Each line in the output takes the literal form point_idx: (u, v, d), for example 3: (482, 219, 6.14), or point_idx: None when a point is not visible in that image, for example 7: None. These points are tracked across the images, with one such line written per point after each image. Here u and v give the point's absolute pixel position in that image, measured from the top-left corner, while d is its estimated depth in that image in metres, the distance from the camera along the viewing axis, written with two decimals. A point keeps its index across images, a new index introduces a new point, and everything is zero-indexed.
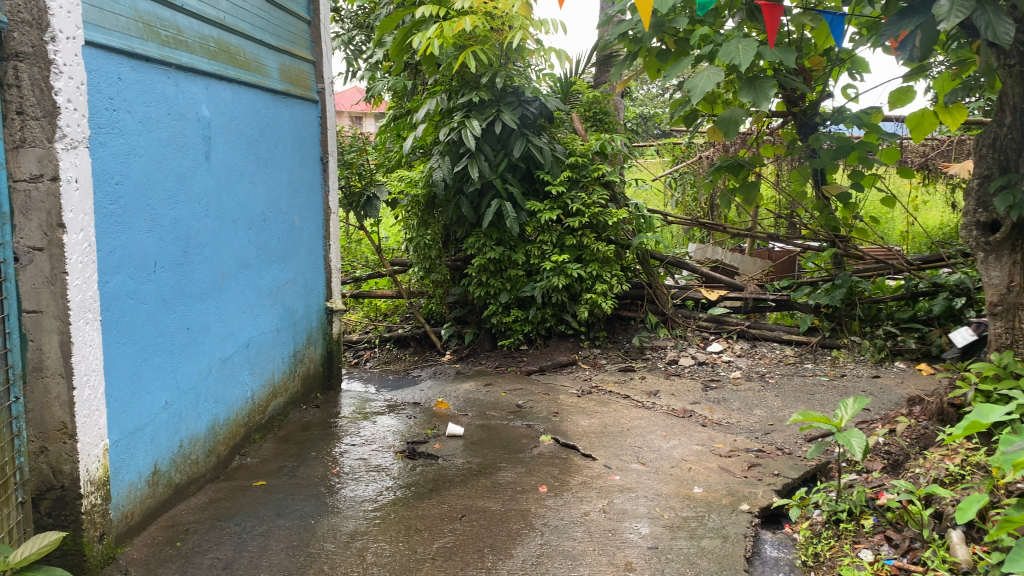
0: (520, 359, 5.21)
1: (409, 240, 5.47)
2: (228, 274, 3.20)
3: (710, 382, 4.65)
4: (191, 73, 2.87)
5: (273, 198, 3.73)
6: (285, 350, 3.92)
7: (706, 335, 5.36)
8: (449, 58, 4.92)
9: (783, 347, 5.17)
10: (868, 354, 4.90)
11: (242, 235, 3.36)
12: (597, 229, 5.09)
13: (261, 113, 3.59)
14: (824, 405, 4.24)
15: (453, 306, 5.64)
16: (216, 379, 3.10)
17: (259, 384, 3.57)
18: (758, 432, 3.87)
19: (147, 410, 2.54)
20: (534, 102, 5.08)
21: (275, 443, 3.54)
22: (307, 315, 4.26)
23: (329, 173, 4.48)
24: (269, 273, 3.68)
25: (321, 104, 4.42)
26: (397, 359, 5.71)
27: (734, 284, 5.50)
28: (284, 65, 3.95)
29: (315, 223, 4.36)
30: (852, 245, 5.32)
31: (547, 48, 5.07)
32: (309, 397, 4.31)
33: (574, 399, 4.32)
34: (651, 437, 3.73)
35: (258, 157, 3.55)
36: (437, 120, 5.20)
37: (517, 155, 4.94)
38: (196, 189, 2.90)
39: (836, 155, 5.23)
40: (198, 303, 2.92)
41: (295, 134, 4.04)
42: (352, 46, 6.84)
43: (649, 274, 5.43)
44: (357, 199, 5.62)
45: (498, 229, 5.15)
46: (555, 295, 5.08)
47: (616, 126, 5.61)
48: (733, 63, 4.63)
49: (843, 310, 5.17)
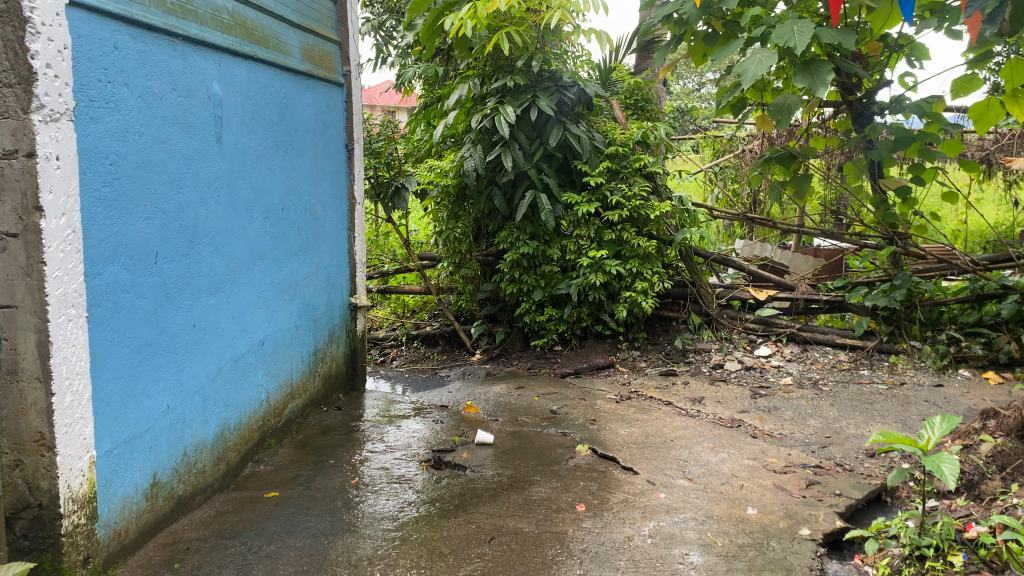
0: (554, 360, 4.93)
1: (439, 233, 5.23)
2: (241, 266, 2.96)
3: (759, 389, 4.33)
4: (201, 46, 2.63)
5: (293, 186, 3.49)
6: (304, 348, 3.68)
7: (753, 338, 5.04)
8: (482, 40, 4.63)
9: (837, 352, 4.84)
10: (930, 361, 4.54)
11: (257, 224, 3.11)
12: (637, 223, 4.79)
13: (280, 94, 3.34)
14: (885, 417, 3.90)
15: (483, 304, 5.38)
16: (227, 380, 2.86)
17: (275, 386, 3.32)
18: (814, 445, 3.55)
19: (146, 415, 2.30)
20: (572, 87, 4.78)
21: (291, 448, 3.30)
22: (329, 311, 4.02)
23: (354, 161, 4.23)
24: (288, 266, 3.44)
25: (346, 87, 4.17)
26: (425, 358, 5.46)
27: (784, 283, 5.15)
28: (307, 44, 3.70)
29: (338, 215, 4.11)
30: (912, 242, 4.93)
31: (587, 30, 4.78)
32: (330, 398, 4.07)
33: (613, 406, 4.03)
34: (698, 449, 3.43)
35: (276, 141, 3.30)
36: (470, 107, 4.95)
37: (554, 143, 4.66)
38: (204, 173, 2.65)
39: (895, 146, 4.87)
40: (207, 298, 2.68)
41: (317, 118, 3.80)
42: (382, 32, 6.61)
43: (692, 272, 5.11)
44: (385, 190, 5.39)
45: (532, 222, 4.87)
46: (592, 293, 4.78)
47: (659, 114, 5.30)
48: (787, 45, 4.30)
49: (902, 312, 4.80)
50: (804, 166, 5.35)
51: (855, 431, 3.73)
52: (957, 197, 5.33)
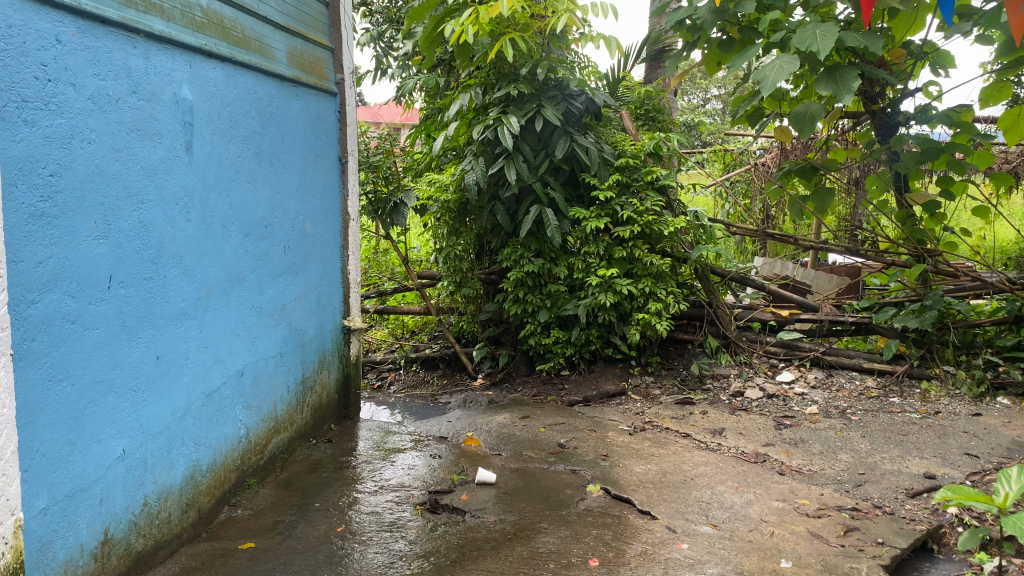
0: (561, 386, 4.62)
1: (439, 251, 4.96)
2: (215, 290, 2.67)
3: (783, 419, 4.01)
4: (168, 46, 2.36)
5: (278, 201, 3.21)
6: (291, 378, 3.38)
7: (774, 362, 4.72)
8: (484, 47, 4.36)
9: (864, 378, 4.51)
10: (965, 388, 4.22)
11: (236, 243, 2.83)
12: (650, 240, 4.50)
13: (263, 102, 3.06)
14: (922, 450, 3.59)
15: (486, 325, 5.07)
16: (199, 418, 2.57)
17: (256, 420, 3.02)
18: (848, 484, 3.24)
19: (96, 462, 2.01)
20: (580, 96, 4.51)
21: (274, 489, 3.00)
22: (320, 335, 3.73)
23: (348, 174, 3.95)
24: (272, 288, 3.15)
25: (340, 95, 3.89)
26: (424, 383, 5.16)
27: (807, 303, 4.84)
28: (295, 48, 3.43)
29: (330, 231, 3.82)
30: (943, 259, 4.60)
31: (595, 35, 4.50)
32: (321, 429, 3.76)
33: (627, 439, 3.72)
34: (720, 489, 3.11)
35: (258, 152, 3.02)
36: (471, 118, 4.66)
37: (560, 155, 4.38)
38: (171, 186, 2.37)
39: (921, 158, 4.57)
40: (173, 325, 2.39)
41: (307, 128, 3.52)
42: (382, 42, 6.35)
43: (708, 291, 4.79)
44: (382, 206, 5.10)
45: (538, 238, 4.59)
46: (602, 314, 4.48)
47: (672, 125, 5.08)
48: (810, 50, 4.02)
49: (934, 335, 4.47)
50: (824, 179, 5.06)
51: (891, 466, 3.42)
52: (988, 212, 5.02)
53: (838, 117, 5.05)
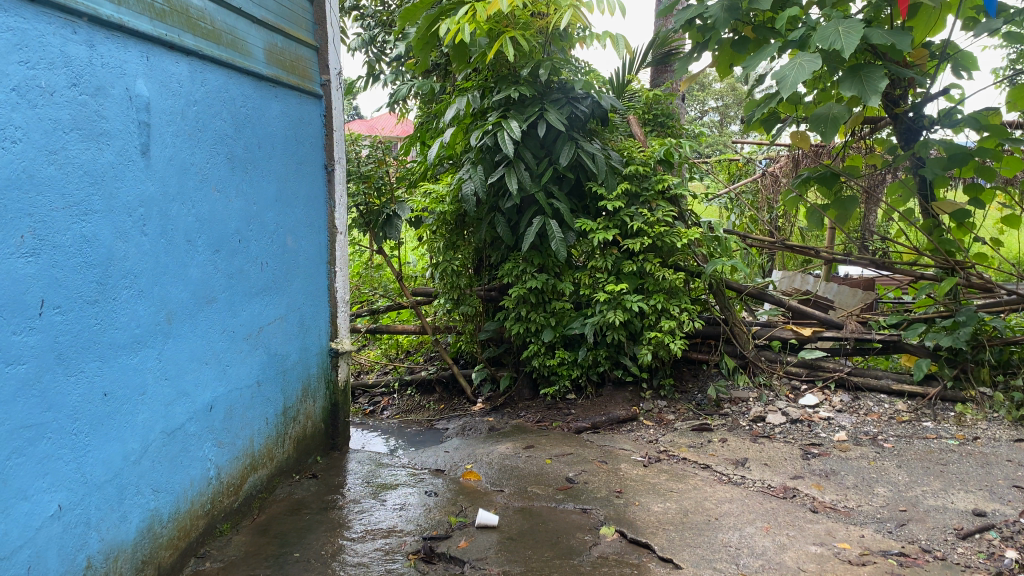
0: (568, 412, 4.29)
1: (435, 266, 4.64)
2: (178, 313, 2.35)
3: (810, 448, 3.69)
4: (118, 33, 2.05)
5: (254, 213, 2.89)
6: (269, 408, 3.06)
7: (796, 384, 4.40)
8: (482, 48, 4.05)
9: (893, 400, 4.19)
10: (1004, 412, 3.88)
11: (203, 260, 2.51)
12: (662, 253, 4.19)
13: (237, 103, 2.75)
14: (966, 483, 3.25)
15: (486, 345, 4.74)
16: (158, 461, 2.24)
17: (229, 458, 2.70)
18: (890, 523, 2.90)
19: (22, 523, 1.69)
20: (586, 99, 4.19)
21: (250, 536, 2.67)
22: (304, 360, 3.41)
23: (335, 184, 3.63)
24: (247, 309, 2.83)
25: (325, 98, 3.59)
26: (419, 408, 4.84)
27: (830, 321, 4.55)
28: (274, 46, 3.13)
29: (316, 246, 3.51)
30: (975, 271, 4.30)
31: (600, 33, 4.20)
32: (305, 463, 3.44)
33: (641, 471, 3.39)
34: (749, 531, 2.78)
35: (231, 158, 2.71)
36: (467, 124, 4.35)
37: (565, 162, 4.07)
38: (123, 195, 2.06)
39: (949, 164, 4.26)
40: (126, 356, 2.07)
41: (288, 133, 3.21)
42: (375, 47, 6.04)
43: (725, 308, 4.51)
44: (375, 218, 4.80)
45: (541, 252, 4.28)
46: (611, 333, 4.16)
47: (682, 131, 4.76)
48: (832, 48, 3.71)
49: (967, 353, 4.12)
50: (845, 188, 4.77)
51: (934, 502, 3.08)
52: (1019, 220, 4.69)
53: (857, 123, 4.75)
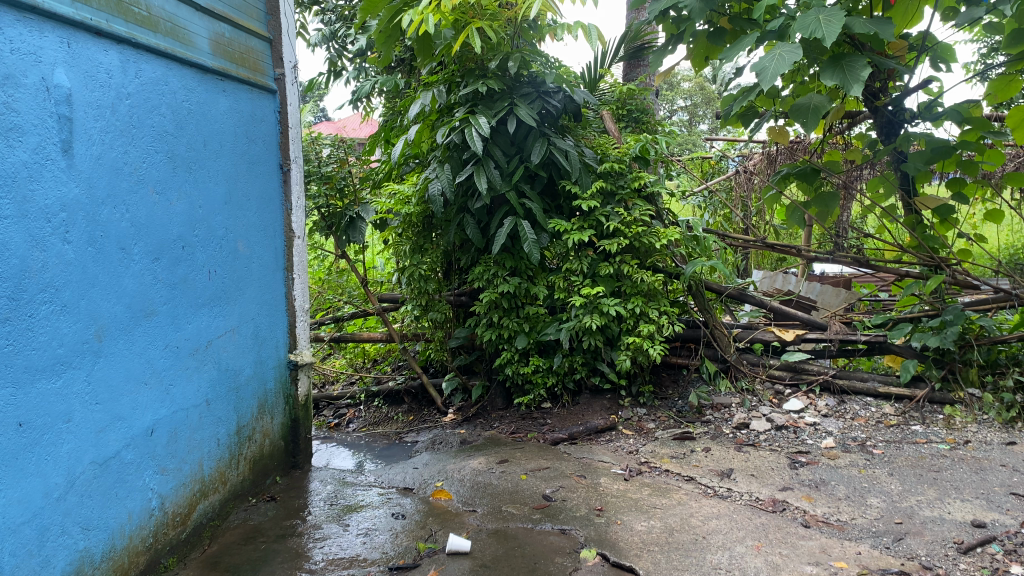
0: (543, 421, 4.10)
1: (401, 270, 4.42)
2: (111, 329, 2.12)
3: (797, 456, 3.52)
4: (32, 16, 1.82)
5: (200, 217, 2.66)
6: (220, 429, 2.82)
7: (780, 388, 4.24)
8: (448, 40, 3.80)
9: (879, 403, 4.05)
10: (993, 413, 3.75)
11: (140, 269, 2.27)
12: (639, 254, 4.02)
13: (177, 96, 2.52)
14: (961, 491, 3.09)
15: (457, 353, 4.52)
16: (88, 494, 2.00)
17: (174, 485, 2.46)
18: (887, 537, 2.73)
19: None
20: (557, 94, 4.03)
21: (198, 570, 2.44)
22: (259, 374, 3.17)
23: (291, 185, 3.40)
24: (193, 322, 2.60)
25: (280, 93, 3.35)
26: (387, 420, 4.62)
27: (813, 322, 4.38)
28: (220, 36, 2.89)
29: (272, 251, 3.28)
30: (961, 268, 4.17)
31: (572, 23, 4.00)
32: (262, 485, 3.20)
33: (622, 486, 3.20)
34: (739, 551, 2.59)
35: (172, 157, 2.47)
36: (433, 120, 4.13)
37: (536, 160, 3.87)
38: (39, 197, 1.83)
39: (932, 158, 4.11)
40: (46, 379, 1.84)
41: (237, 129, 2.97)
42: (336, 43, 5.81)
43: (705, 311, 4.38)
44: (338, 220, 4.57)
45: (512, 255, 4.08)
46: (587, 338, 3.96)
47: (657, 127, 4.59)
48: (812, 38, 3.51)
49: (955, 354, 3.98)
50: (826, 184, 4.62)
51: (931, 513, 2.91)
52: (1002, 215, 4.59)
53: (837, 117, 4.61)
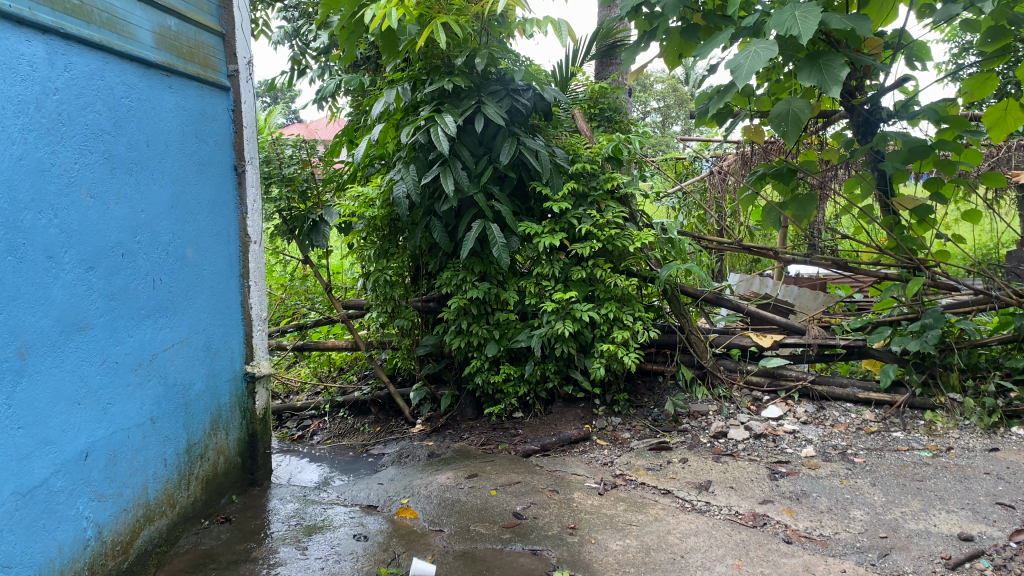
0: (514, 432, 3.94)
1: (366, 275, 4.24)
2: (37, 345, 1.95)
3: (777, 466, 3.40)
4: None
5: (143, 222, 2.48)
6: (168, 448, 2.64)
7: (758, 395, 4.14)
8: (412, 36, 3.63)
9: (859, 410, 3.94)
10: (975, 419, 3.66)
11: (72, 279, 2.10)
12: (613, 258, 3.89)
13: (115, 92, 2.34)
14: (946, 502, 2.98)
15: (425, 361, 4.36)
16: (6, 529, 1.82)
17: (114, 512, 2.28)
18: (872, 553, 2.60)
19: None
20: (526, 92, 3.89)
21: None
22: (211, 389, 2.98)
23: (246, 187, 3.21)
24: (135, 335, 2.41)
25: (233, 91, 3.17)
26: (353, 432, 4.45)
27: (791, 326, 4.27)
28: (165, 29, 2.71)
29: (225, 257, 3.09)
30: (940, 270, 4.07)
31: (541, 18, 3.86)
32: (216, 505, 3.01)
33: (596, 502, 3.06)
34: (719, 571, 2.46)
35: (109, 158, 2.29)
36: (398, 120, 3.97)
37: (505, 160, 3.72)
38: None
39: (910, 158, 4.01)
40: None
41: (185, 128, 2.79)
42: (298, 40, 5.63)
43: (680, 315, 4.25)
44: (300, 224, 4.38)
45: (482, 259, 3.92)
46: (560, 345, 3.82)
47: (630, 126, 4.47)
48: (787, 35, 3.36)
49: (936, 357, 3.91)
50: (802, 185, 4.51)
51: (916, 526, 2.80)
52: (978, 214, 4.50)
53: (813, 116, 4.50)
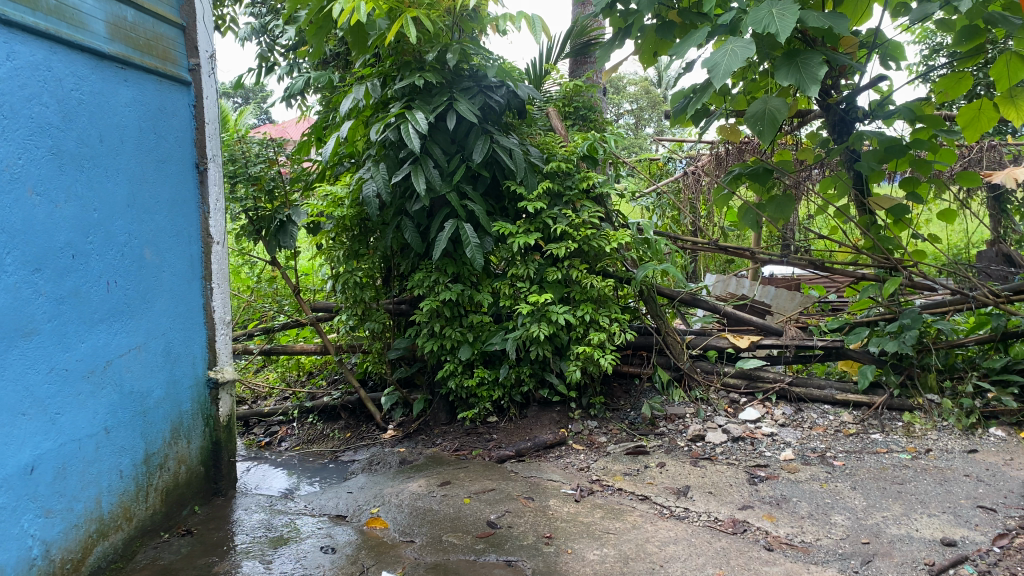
0: (489, 437, 3.85)
1: (335, 276, 4.12)
2: None
3: (756, 470, 3.34)
4: None
5: (95, 221, 2.35)
6: (124, 459, 2.51)
7: (735, 397, 4.09)
8: (381, 31, 3.52)
9: (837, 411, 3.90)
10: (953, 419, 3.62)
11: (15, 282, 1.97)
12: (589, 258, 3.81)
13: (63, 84, 2.21)
14: (927, 505, 2.93)
15: (396, 365, 4.25)
16: None
17: (64, 527, 2.16)
18: (854, 560, 2.53)
19: None
20: (500, 89, 3.80)
21: None
22: (171, 396, 2.86)
23: (209, 185, 3.08)
24: (87, 340, 2.29)
25: (194, 85, 3.04)
26: (322, 438, 4.33)
27: (768, 327, 4.22)
28: (120, 19, 2.58)
29: (185, 258, 2.96)
30: (917, 270, 4.04)
31: (514, 13, 3.76)
32: (177, 517, 2.89)
33: (573, 509, 2.97)
34: None
35: (57, 154, 2.17)
36: (367, 116, 3.85)
37: (478, 158, 3.63)
38: None
39: (887, 157, 3.97)
40: None
41: (141, 123, 2.66)
42: (266, 36, 5.50)
43: (657, 316, 4.19)
44: (266, 224, 4.24)
45: (455, 260, 3.82)
46: (535, 348, 3.74)
47: (605, 125, 4.39)
48: (765, 32, 3.28)
49: (913, 358, 3.87)
50: (779, 184, 4.46)
51: (898, 531, 2.74)
52: (954, 214, 4.49)
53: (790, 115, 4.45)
